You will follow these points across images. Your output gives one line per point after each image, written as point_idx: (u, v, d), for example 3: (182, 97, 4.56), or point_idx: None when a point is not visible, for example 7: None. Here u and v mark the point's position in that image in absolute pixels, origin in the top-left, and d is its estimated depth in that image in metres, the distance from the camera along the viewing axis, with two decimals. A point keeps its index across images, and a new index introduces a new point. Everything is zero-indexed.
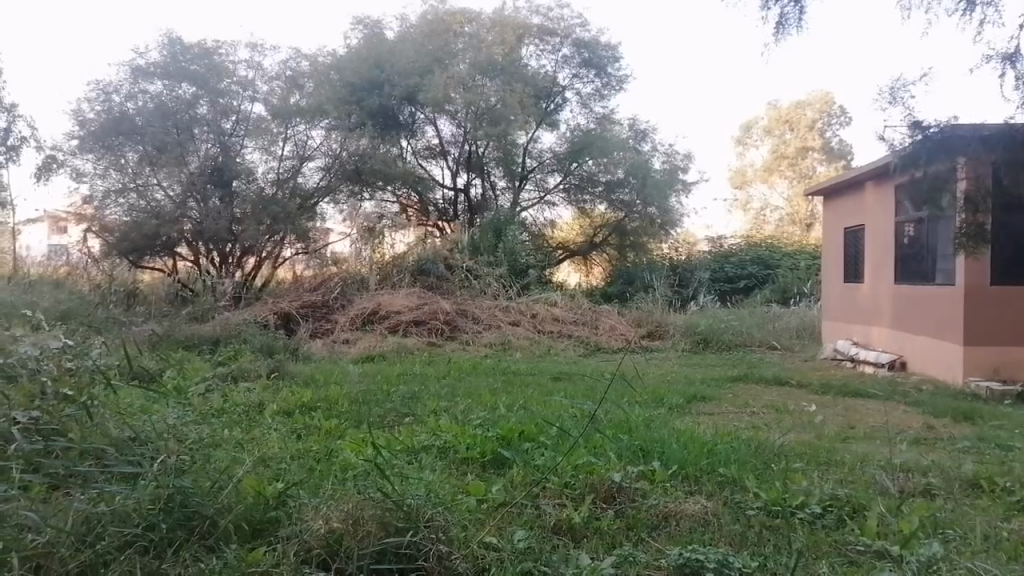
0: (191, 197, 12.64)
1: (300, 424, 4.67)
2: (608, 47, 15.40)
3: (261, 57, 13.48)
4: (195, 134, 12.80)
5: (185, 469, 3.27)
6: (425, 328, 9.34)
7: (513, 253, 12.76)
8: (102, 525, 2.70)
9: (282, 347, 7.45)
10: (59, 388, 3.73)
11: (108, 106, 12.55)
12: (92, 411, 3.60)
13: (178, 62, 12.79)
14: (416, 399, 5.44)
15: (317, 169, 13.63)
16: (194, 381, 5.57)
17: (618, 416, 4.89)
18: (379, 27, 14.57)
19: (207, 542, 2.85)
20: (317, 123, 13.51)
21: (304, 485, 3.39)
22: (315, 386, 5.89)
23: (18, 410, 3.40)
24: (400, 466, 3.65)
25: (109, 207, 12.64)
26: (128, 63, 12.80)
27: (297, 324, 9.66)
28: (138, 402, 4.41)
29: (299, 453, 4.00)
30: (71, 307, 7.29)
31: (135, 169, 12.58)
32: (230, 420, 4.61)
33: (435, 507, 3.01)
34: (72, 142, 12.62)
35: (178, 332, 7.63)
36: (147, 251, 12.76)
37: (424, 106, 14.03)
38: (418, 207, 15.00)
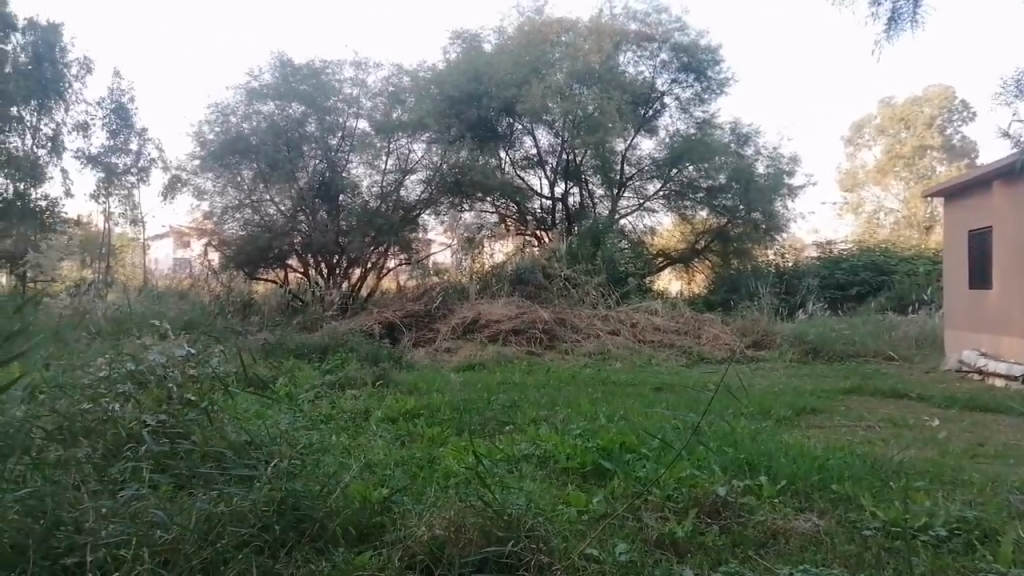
0: (301, 211, 13.32)
1: (404, 431, 4.78)
2: (707, 50, 15.06)
3: (365, 75, 14.00)
4: (305, 151, 13.40)
5: (296, 473, 3.41)
6: (524, 337, 9.38)
7: (612, 262, 12.68)
8: (221, 525, 2.84)
9: (385, 355, 7.66)
10: (183, 393, 4.00)
11: (226, 127, 13.33)
12: (212, 416, 3.83)
13: (289, 83, 13.48)
14: (515, 408, 5.47)
15: (418, 181, 14.03)
16: (304, 388, 5.81)
17: (723, 428, 4.75)
18: (477, 40, 14.83)
19: (316, 544, 2.98)
20: (418, 136, 13.87)
21: (407, 491, 3.47)
22: (418, 394, 6.02)
23: (148, 413, 3.65)
24: (501, 475, 3.68)
25: (228, 222, 13.41)
26: (244, 86, 13.58)
27: (401, 333, 9.89)
28: (254, 408, 4.64)
29: (402, 459, 4.10)
30: (193, 317, 7.76)
31: (250, 186, 13.31)
32: (338, 426, 4.78)
33: (536, 516, 3.02)
34: (194, 162, 13.45)
35: (290, 340, 7.97)
36: (262, 263, 13.39)
37: (522, 117, 14.13)
38: (516, 217, 15.10)
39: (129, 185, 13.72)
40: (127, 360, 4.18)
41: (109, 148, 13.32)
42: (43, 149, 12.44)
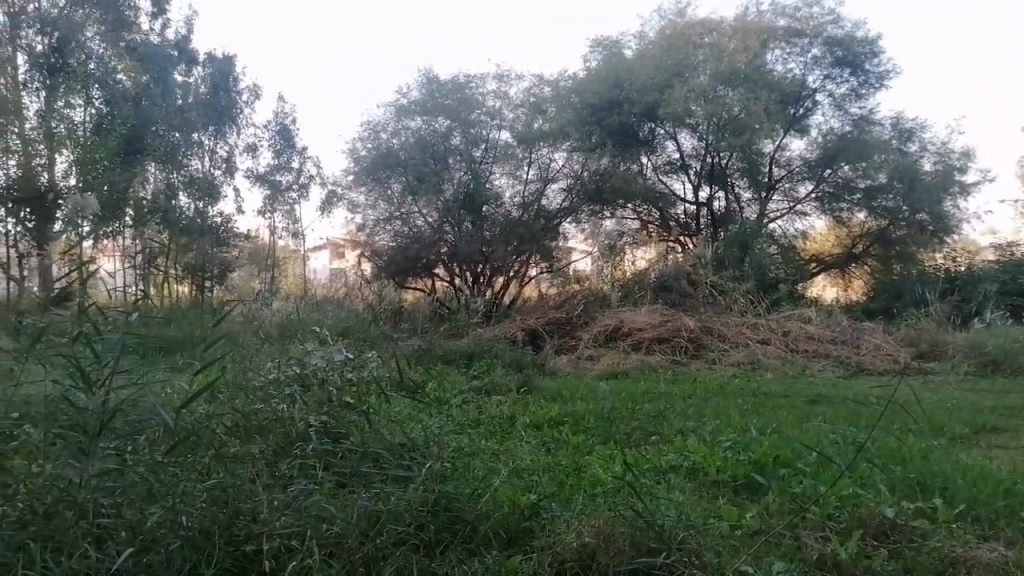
0: (447, 222, 13.74)
1: (549, 437, 4.82)
2: (864, 41, 14.16)
3: (507, 86, 14.32)
4: (450, 164, 13.86)
5: (449, 476, 3.54)
6: (668, 345, 9.19)
7: (761, 268, 12.18)
8: (381, 523, 2.99)
9: (529, 361, 7.77)
10: (343, 396, 4.26)
11: (377, 143, 14.05)
12: (370, 417, 4.04)
13: (435, 98, 14.02)
14: (661, 417, 5.37)
15: (560, 191, 14.26)
16: (452, 393, 5.98)
17: (889, 445, 4.43)
18: (618, 47, 14.74)
19: (469, 546, 3.06)
20: (559, 146, 14.07)
21: (556, 497, 3.49)
22: (562, 401, 6.05)
23: (312, 413, 3.90)
24: (650, 485, 3.62)
25: (379, 234, 14.14)
26: (393, 103, 14.24)
27: (543, 340, 9.94)
28: (406, 411, 4.85)
29: (549, 465, 4.12)
30: (350, 324, 8.19)
31: (399, 199, 13.88)
32: (486, 431, 4.90)
33: (688, 529, 2.97)
34: (348, 177, 14.26)
35: (439, 347, 8.24)
36: (410, 273, 13.93)
37: (664, 121, 13.88)
38: (658, 224, 14.87)
39: (291, 202, 14.76)
40: (293, 364, 4.48)
41: (275, 167, 14.44)
42: (219, 170, 13.58)
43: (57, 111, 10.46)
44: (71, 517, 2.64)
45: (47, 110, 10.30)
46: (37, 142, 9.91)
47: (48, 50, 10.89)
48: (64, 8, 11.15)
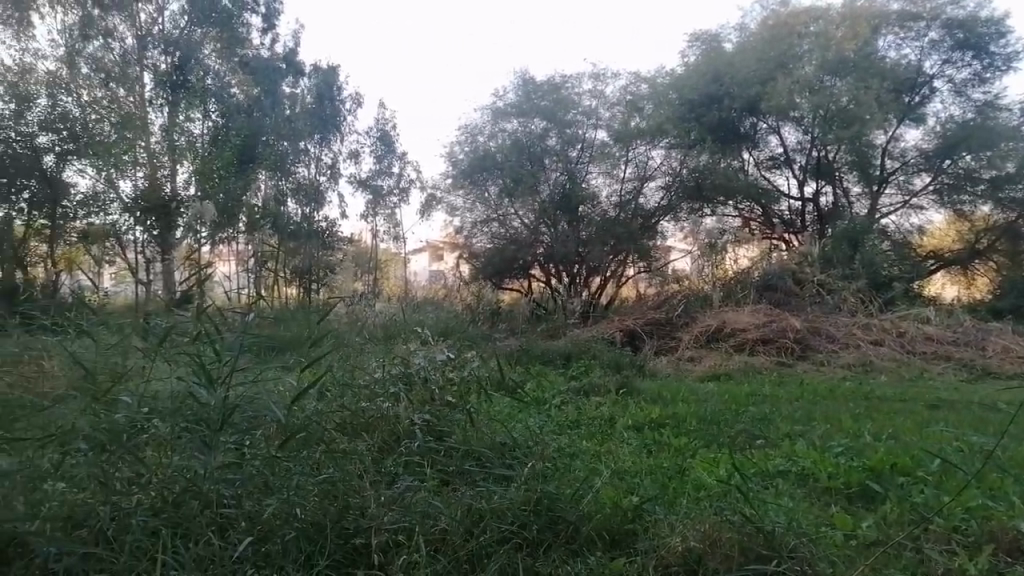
0: (543, 223, 13.79)
1: (651, 439, 4.75)
2: (989, 22, 13.27)
3: (603, 85, 14.20)
4: (546, 165, 13.87)
5: (550, 476, 3.56)
6: (773, 346, 8.88)
7: (873, 265, 11.58)
8: (485, 521, 3.03)
9: (628, 362, 7.69)
10: (444, 394, 4.33)
11: (474, 146, 14.25)
12: (471, 417, 4.10)
13: (531, 99, 14.08)
14: (767, 421, 5.20)
15: (657, 189, 13.98)
16: (551, 394, 5.99)
17: (1021, 453, 4.12)
18: (717, 40, 14.35)
19: (572, 547, 3.06)
20: (657, 144, 13.77)
21: (659, 500, 3.45)
22: (663, 403, 5.96)
23: (415, 411, 3.99)
24: (757, 491, 3.51)
25: (477, 236, 14.34)
26: (490, 106, 14.38)
27: (642, 341, 9.81)
28: (506, 410, 4.91)
29: (652, 467, 4.07)
30: (449, 325, 8.35)
31: (496, 201, 14.05)
32: (587, 432, 4.88)
33: (799, 537, 2.87)
34: (447, 181, 14.53)
35: (536, 347, 8.26)
36: (507, 274, 14.05)
37: (768, 116, 13.41)
38: (760, 221, 14.39)
39: (392, 206, 15.21)
40: (397, 364, 4.59)
41: (376, 172, 14.91)
42: (324, 176, 14.06)
43: (179, 125, 11.77)
44: (196, 506, 2.80)
45: (171, 125, 11.67)
46: (162, 154, 11.44)
47: (172, 69, 12.04)
48: (187, 30, 12.31)
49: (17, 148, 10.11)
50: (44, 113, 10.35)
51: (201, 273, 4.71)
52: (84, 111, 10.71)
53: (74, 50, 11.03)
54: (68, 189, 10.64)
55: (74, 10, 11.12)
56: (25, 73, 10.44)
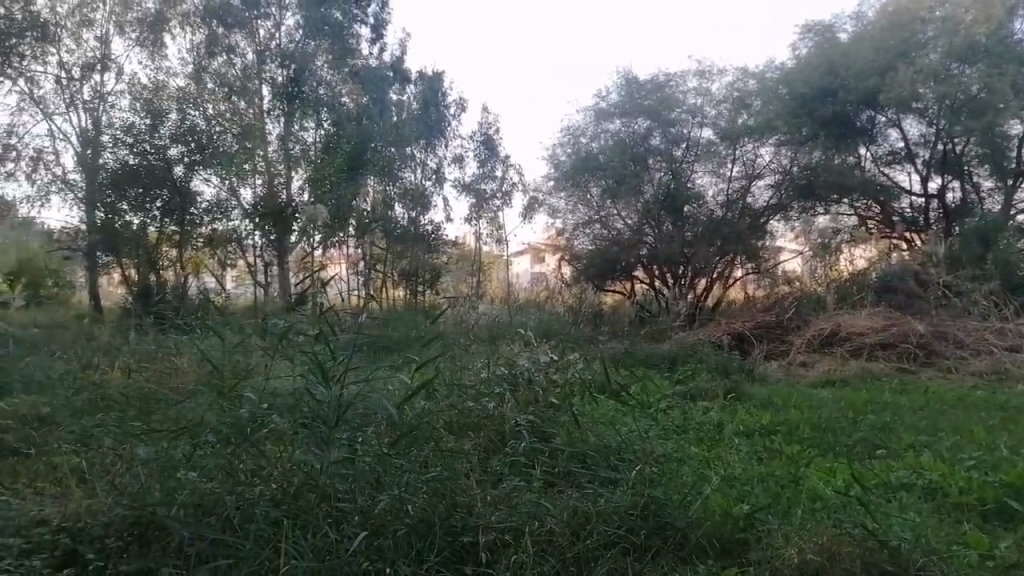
0: (647, 224, 13.63)
1: (762, 446, 4.60)
2: None
3: (709, 83, 13.82)
4: (650, 165, 13.66)
5: (658, 481, 3.52)
6: (893, 352, 8.39)
7: (1008, 266, 10.59)
8: (592, 523, 3.01)
9: (737, 367, 7.45)
10: (549, 395, 4.33)
11: (576, 147, 14.11)
12: (577, 419, 4.10)
13: (634, 99, 13.76)
14: (887, 430, 4.91)
15: (767, 187, 13.65)
16: (657, 398, 5.90)
17: None
18: (833, 31, 13.10)
19: (680, 554, 2.99)
20: (766, 140, 13.34)
21: (772, 509, 3.33)
22: (775, 409, 5.75)
23: (520, 412, 4.02)
24: (880, 504, 3.35)
25: (579, 238, 14.33)
26: (592, 107, 14.18)
27: (751, 344, 9.43)
28: (611, 414, 4.87)
29: (765, 474, 3.94)
30: (551, 326, 8.37)
31: (599, 202, 13.94)
32: (695, 437, 4.77)
33: (927, 555, 2.73)
34: (549, 183, 14.44)
35: (640, 350, 8.12)
36: (610, 275, 13.94)
37: (887, 108, 12.44)
38: (880, 219, 13.57)
39: (495, 209, 15.39)
40: (501, 364, 4.63)
41: (480, 175, 15.11)
42: (429, 181, 14.21)
43: (293, 134, 12.35)
44: (313, 499, 2.92)
45: (285, 134, 12.30)
46: (278, 162, 12.15)
47: (287, 81, 12.53)
48: (300, 43, 12.77)
49: (151, 159, 11.11)
50: (173, 128, 11.28)
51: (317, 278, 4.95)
52: (211, 124, 11.58)
53: (201, 67, 12.06)
54: (196, 197, 11.58)
55: (201, 29, 12.21)
56: (159, 90, 11.47)
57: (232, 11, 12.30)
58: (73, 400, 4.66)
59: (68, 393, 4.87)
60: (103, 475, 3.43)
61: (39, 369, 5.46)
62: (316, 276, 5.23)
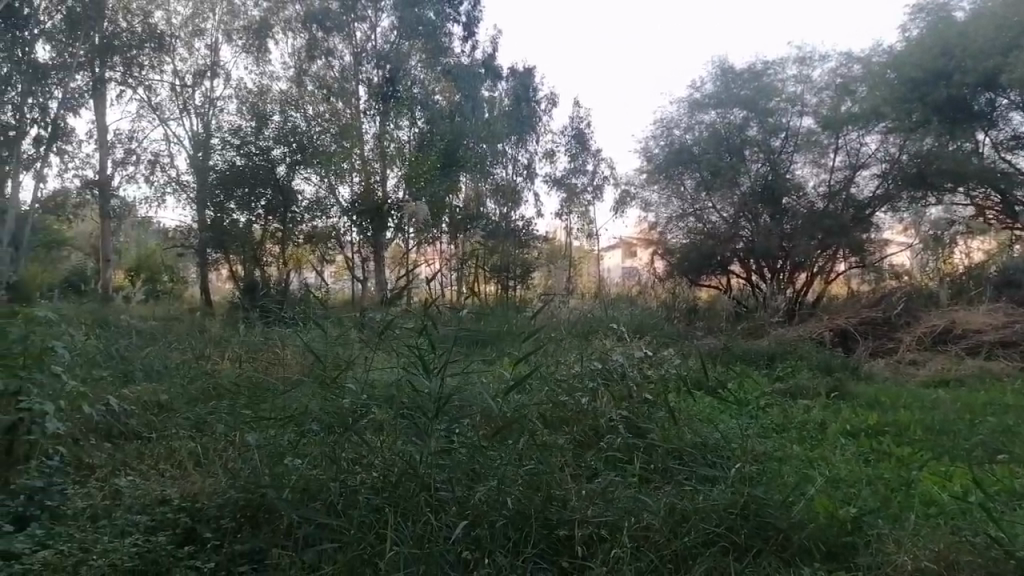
0: (743, 217, 13.27)
1: (869, 447, 4.40)
2: None
3: (810, 70, 13.27)
4: (746, 156, 13.21)
5: (760, 480, 3.42)
6: (1015, 351, 7.84)
7: None
8: (691, 521, 2.96)
9: (841, 364, 7.14)
10: (643, 391, 4.27)
11: (670, 140, 13.86)
12: (673, 416, 4.04)
13: (730, 89, 13.47)
14: (1010, 434, 4.59)
15: (873, 177, 12.86)
16: (756, 395, 5.74)
17: None
18: (947, 9, 11.74)
19: (783, 556, 2.90)
20: (872, 128, 12.42)
21: (881, 513, 3.19)
22: (882, 409, 5.47)
23: (614, 407, 3.99)
24: (1008, 513, 3.13)
25: (672, 232, 14.10)
26: (686, 97, 13.87)
27: (856, 342, 8.99)
28: (707, 410, 4.79)
29: (873, 476, 3.77)
30: (644, 321, 8.29)
31: (693, 195, 13.68)
32: (797, 436, 4.60)
33: None
34: (641, 176, 14.39)
35: (737, 346, 7.89)
36: (705, 269, 13.67)
37: (1011, 91, 10.93)
38: (998, 210, 12.11)
39: (587, 203, 15.35)
40: (595, 358, 4.60)
41: (571, 170, 15.10)
42: (521, 176, 14.29)
43: (388, 133, 12.37)
44: (413, 488, 2.97)
45: (382, 132, 12.37)
46: (374, 161, 12.19)
47: (384, 82, 12.77)
48: (395, 43, 12.97)
49: (256, 160, 11.81)
50: (277, 129, 11.92)
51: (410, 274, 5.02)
52: (311, 125, 11.99)
53: (301, 70, 12.83)
54: (297, 196, 12.09)
55: (303, 34, 12.95)
56: (264, 94, 12.47)
57: (332, 15, 12.74)
58: (188, 390, 4.99)
59: (183, 383, 5.20)
60: (217, 460, 3.64)
61: (158, 359, 5.83)
62: (413, 273, 5.38)
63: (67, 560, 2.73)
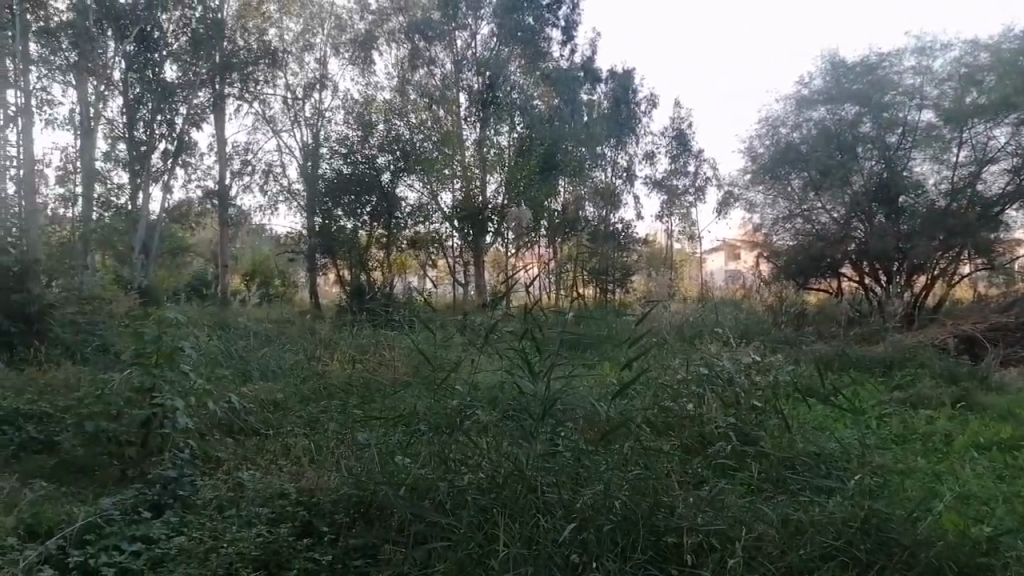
0: (855, 218, 12.66)
1: (1002, 462, 4.10)
2: None
3: (930, 60, 12.40)
4: (860, 154, 12.54)
5: (880, 493, 3.26)
6: None
7: None
8: (806, 534, 2.85)
9: (967, 373, 6.69)
10: (751, 399, 4.15)
11: (776, 138, 13.42)
12: (785, 425, 3.91)
13: (842, 84, 12.83)
14: None
15: (1003, 172, 11.81)
16: (874, 403, 5.47)
17: None
18: None
19: (908, 573, 2.74)
20: (1001, 121, 11.52)
21: (1020, 535, 2.99)
22: (1016, 422, 5.08)
23: (721, 414, 3.91)
24: None
25: (779, 233, 13.63)
26: (793, 94, 13.37)
27: (984, 349, 8.39)
28: (819, 417, 4.62)
29: (1006, 494, 3.53)
30: (749, 326, 8.10)
31: (801, 196, 13.17)
32: (921, 448, 4.35)
33: None
34: (746, 177, 14.10)
35: (851, 351, 7.53)
36: (813, 272, 13.08)
37: None
38: None
39: (688, 205, 15.13)
40: (701, 363, 4.51)
41: (672, 172, 14.89)
42: (620, 179, 14.19)
43: (488, 139, 12.57)
44: (520, 489, 2.98)
45: (482, 139, 12.59)
46: (475, 166, 12.40)
47: (484, 88, 12.94)
48: (496, 50, 13.12)
49: (362, 168, 12.36)
50: (381, 138, 12.44)
51: (508, 277, 5.05)
52: (414, 133, 12.45)
53: (404, 80, 13.14)
54: (401, 202, 12.51)
55: (405, 44, 13.31)
56: (369, 103, 12.92)
57: (434, 24, 13.00)
58: (301, 389, 5.23)
59: (298, 382, 5.44)
60: (330, 456, 3.81)
61: (274, 360, 6.12)
62: (514, 277, 5.37)
63: (199, 546, 2.91)
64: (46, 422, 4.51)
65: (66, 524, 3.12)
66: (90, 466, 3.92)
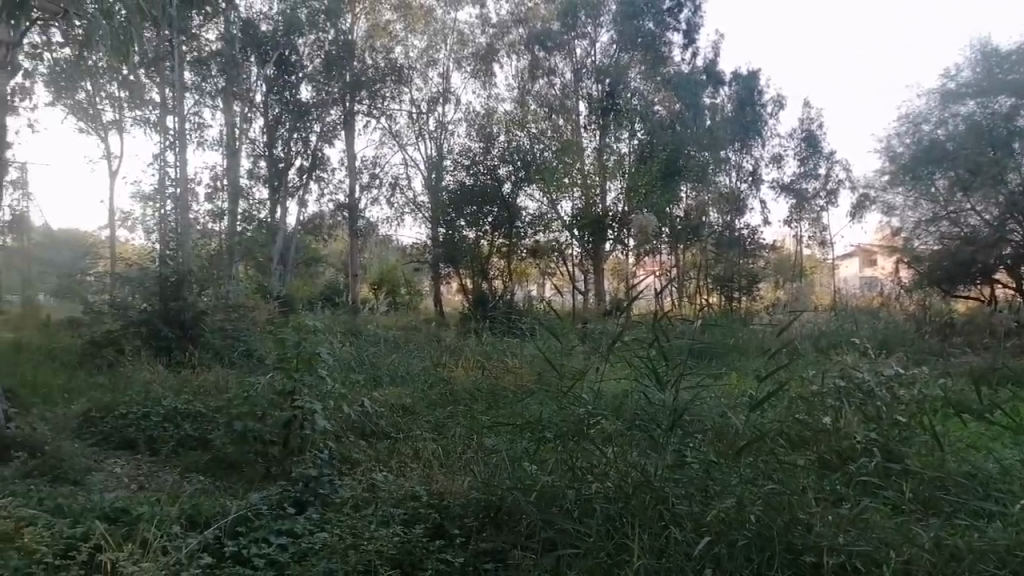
0: (1012, 219, 11.39)
1: None
2: None
3: None
4: (1016, 150, 11.35)
5: None
6: None
7: None
8: (964, 561, 2.63)
9: None
10: (895, 414, 3.89)
11: (918, 136, 12.58)
12: (935, 443, 3.64)
13: (994, 76, 11.92)
14: None
15: None
16: None
17: None
18: None
19: None
20: None
21: None
22: None
23: (861, 429, 3.69)
24: None
25: (921, 237, 12.77)
26: (938, 88, 12.48)
27: None
28: (974, 435, 4.26)
29: None
30: (888, 335, 7.62)
31: (947, 197, 12.13)
32: None
33: None
34: (883, 178, 13.38)
35: (1008, 364, 6.93)
36: (962, 277, 12.04)
37: None
38: None
39: (819, 209, 14.49)
40: (838, 374, 4.28)
41: (801, 175, 14.27)
42: (746, 183, 13.90)
43: (608, 146, 12.51)
44: (648, 500, 2.92)
45: (602, 147, 12.51)
46: (594, 175, 12.25)
47: (603, 96, 12.82)
48: (616, 56, 13.05)
49: (483, 180, 12.49)
50: (503, 148, 12.50)
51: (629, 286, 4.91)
52: (534, 142, 12.38)
53: (525, 90, 13.32)
54: (522, 212, 12.58)
55: (526, 55, 13.49)
56: (490, 115, 13.18)
57: (553, 35, 13.15)
58: (429, 395, 5.38)
59: (425, 388, 5.60)
60: (459, 462, 3.90)
61: (402, 366, 6.32)
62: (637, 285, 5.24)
63: (341, 543, 3.05)
64: (200, 421, 4.89)
65: (221, 515, 3.35)
66: (239, 461, 4.21)
